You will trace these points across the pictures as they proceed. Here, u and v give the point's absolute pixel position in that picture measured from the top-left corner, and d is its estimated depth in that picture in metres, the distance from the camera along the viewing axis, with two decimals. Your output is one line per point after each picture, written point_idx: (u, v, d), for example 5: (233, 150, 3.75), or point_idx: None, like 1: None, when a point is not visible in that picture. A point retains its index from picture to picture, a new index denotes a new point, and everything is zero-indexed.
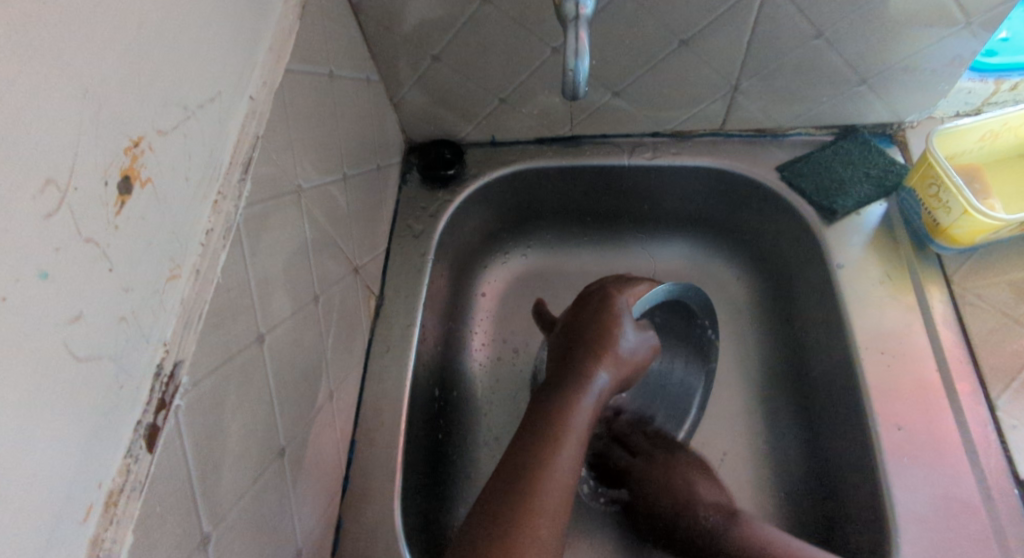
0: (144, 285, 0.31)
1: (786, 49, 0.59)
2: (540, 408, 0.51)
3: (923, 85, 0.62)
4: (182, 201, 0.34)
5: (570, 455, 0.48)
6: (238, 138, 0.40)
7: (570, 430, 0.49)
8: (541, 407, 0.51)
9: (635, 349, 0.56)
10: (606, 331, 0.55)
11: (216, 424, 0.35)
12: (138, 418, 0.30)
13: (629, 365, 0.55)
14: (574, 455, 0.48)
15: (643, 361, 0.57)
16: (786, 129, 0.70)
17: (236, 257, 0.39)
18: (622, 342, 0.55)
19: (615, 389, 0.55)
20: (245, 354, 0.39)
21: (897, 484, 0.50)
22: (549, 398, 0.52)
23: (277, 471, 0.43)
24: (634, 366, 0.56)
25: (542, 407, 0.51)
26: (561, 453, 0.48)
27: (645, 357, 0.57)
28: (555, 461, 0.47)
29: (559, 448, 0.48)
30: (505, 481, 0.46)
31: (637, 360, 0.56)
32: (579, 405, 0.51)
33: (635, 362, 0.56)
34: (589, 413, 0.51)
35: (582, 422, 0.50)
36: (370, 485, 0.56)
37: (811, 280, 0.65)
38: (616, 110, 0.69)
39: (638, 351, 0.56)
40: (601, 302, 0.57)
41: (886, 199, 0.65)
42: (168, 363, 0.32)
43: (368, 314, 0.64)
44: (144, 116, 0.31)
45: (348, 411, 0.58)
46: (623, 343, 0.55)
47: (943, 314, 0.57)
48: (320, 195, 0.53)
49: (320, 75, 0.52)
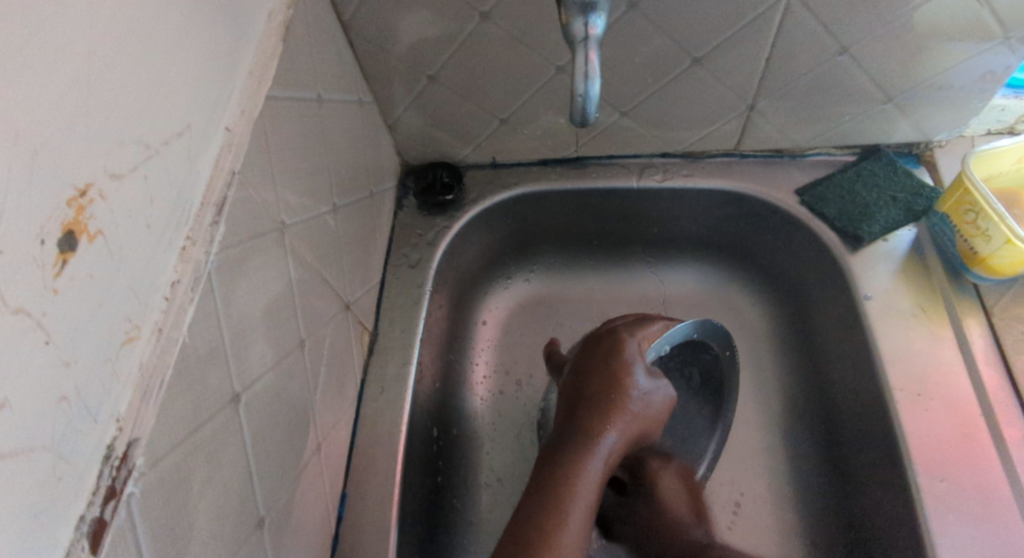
0: (93, 353, 0.27)
1: (805, 67, 0.55)
2: (546, 469, 0.48)
3: (953, 103, 0.58)
4: (141, 251, 0.30)
5: (577, 520, 0.44)
6: (211, 173, 0.36)
7: (577, 490, 0.46)
8: (546, 468, 0.48)
9: (650, 396, 0.52)
10: (612, 381, 0.51)
11: (180, 506, 0.31)
12: (81, 512, 0.26)
13: (642, 416, 0.51)
14: (584, 516, 0.45)
15: (660, 410, 0.53)
16: (805, 148, 0.65)
17: (208, 310, 0.35)
18: (633, 391, 0.51)
19: (628, 443, 0.51)
20: (217, 419, 0.35)
21: (942, 543, 0.45)
22: (555, 457, 0.48)
23: (255, 544, 0.39)
24: (648, 415, 0.52)
25: (549, 463, 0.48)
26: (569, 519, 0.44)
27: (662, 404, 0.53)
28: (560, 531, 0.43)
29: (565, 515, 0.44)
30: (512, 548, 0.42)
31: (651, 409, 0.52)
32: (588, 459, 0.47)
33: (649, 411, 0.52)
34: (600, 470, 0.47)
35: (592, 480, 0.47)
36: (362, 542, 0.51)
37: (835, 311, 0.61)
38: (624, 130, 0.65)
39: (652, 398, 0.52)
40: (608, 347, 0.54)
41: (915, 224, 0.61)
42: (121, 443, 0.28)
43: (361, 351, 0.60)
44: (94, 159, 0.27)
45: (339, 460, 0.53)
46: (634, 391, 0.51)
47: (982, 349, 0.53)
48: (307, 229, 0.49)
49: (307, 101, 0.49)
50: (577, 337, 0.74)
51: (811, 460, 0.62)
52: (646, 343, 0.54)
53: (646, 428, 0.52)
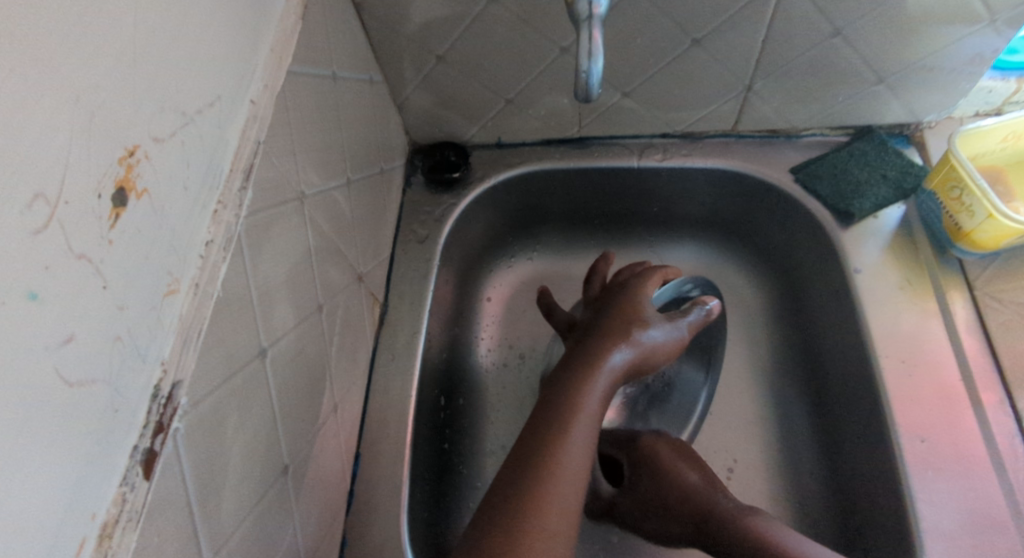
0: (141, 300, 0.29)
1: (801, 48, 0.57)
2: (553, 391, 0.50)
3: (942, 84, 0.60)
4: (180, 211, 0.33)
5: (583, 433, 0.47)
6: (239, 142, 0.39)
7: (584, 406, 0.48)
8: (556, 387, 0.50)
9: (659, 340, 0.54)
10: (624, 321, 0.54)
11: (216, 447, 0.34)
12: (134, 443, 0.28)
13: (651, 353, 0.54)
14: (587, 428, 0.48)
15: (668, 354, 0.55)
16: (800, 129, 0.68)
17: (238, 270, 0.37)
18: (646, 332, 0.54)
19: (632, 373, 0.53)
20: (247, 369, 0.37)
21: (920, 496, 0.49)
22: (564, 376, 0.51)
23: (280, 490, 0.41)
24: (657, 354, 0.54)
25: (559, 382, 0.51)
26: (574, 427, 0.47)
27: (671, 348, 0.56)
28: (565, 439, 0.46)
29: (568, 427, 0.47)
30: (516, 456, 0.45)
31: (660, 349, 0.54)
32: (595, 379, 0.50)
33: (658, 350, 0.54)
34: (605, 390, 0.50)
35: (597, 397, 0.49)
36: (375, 498, 0.54)
37: (825, 284, 0.64)
38: (626, 111, 0.67)
39: (664, 341, 0.55)
40: (627, 299, 0.57)
41: (904, 202, 0.63)
42: (166, 384, 0.30)
43: (372, 321, 0.62)
44: (141, 123, 0.30)
45: (353, 422, 0.56)
46: (648, 332, 0.54)
47: (964, 319, 0.56)
48: (323, 201, 0.51)
49: (323, 78, 0.51)
50: None
51: (801, 428, 0.65)
52: (660, 296, 0.58)
53: (651, 366, 0.55)
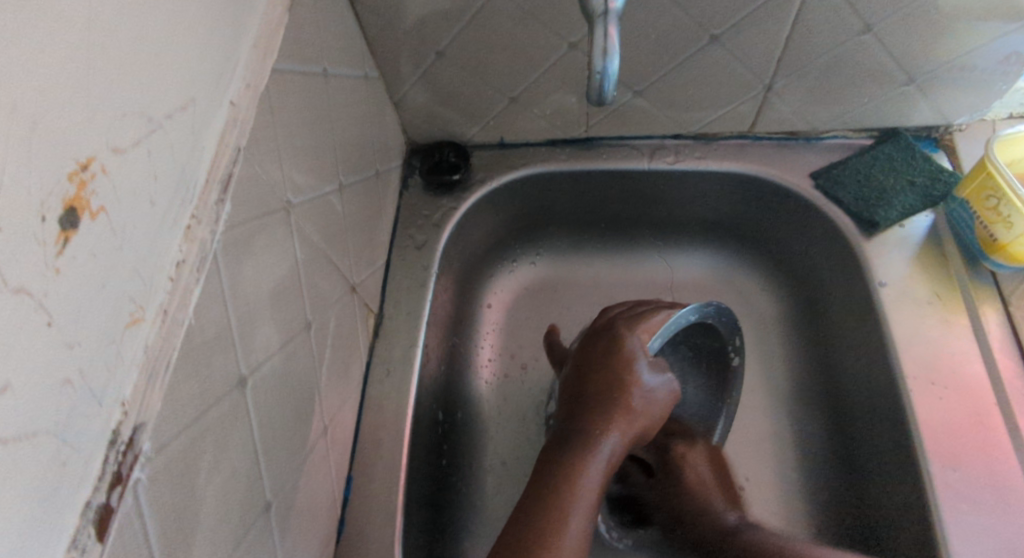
0: (97, 334, 0.26)
1: (826, 46, 0.53)
2: (547, 470, 0.48)
3: (976, 85, 0.56)
4: (144, 229, 0.29)
5: (581, 524, 0.45)
6: (216, 150, 0.35)
7: (578, 494, 0.46)
8: (549, 467, 0.48)
9: (651, 395, 0.51)
10: (618, 376, 0.51)
11: (187, 492, 0.31)
12: (86, 499, 0.25)
13: (645, 415, 0.51)
14: (585, 517, 0.46)
15: (663, 404, 0.52)
16: (821, 131, 0.64)
17: (213, 291, 0.34)
18: (635, 388, 0.50)
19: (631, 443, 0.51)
20: (224, 402, 0.34)
21: (953, 532, 0.45)
22: (556, 457, 0.49)
23: (262, 528, 0.38)
24: (656, 411, 0.52)
25: (551, 460, 0.49)
26: (569, 522, 0.45)
27: (666, 400, 0.53)
28: (563, 532, 0.44)
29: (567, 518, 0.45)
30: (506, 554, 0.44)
31: (655, 406, 0.51)
32: (587, 465, 0.47)
33: (652, 411, 0.51)
34: (602, 473, 0.48)
35: (592, 481, 0.47)
36: (367, 525, 0.51)
37: (847, 297, 0.60)
38: (637, 110, 0.63)
39: (656, 395, 0.51)
40: (607, 344, 0.53)
41: (932, 210, 0.59)
42: (126, 428, 0.27)
43: (367, 333, 0.59)
44: (95, 132, 0.26)
45: (345, 443, 0.53)
46: (637, 389, 0.50)
47: (998, 337, 0.52)
48: (313, 209, 0.48)
49: (312, 75, 0.47)
50: (582, 321, 0.74)
51: (819, 448, 0.62)
52: (647, 335, 0.52)
53: (651, 423, 0.52)
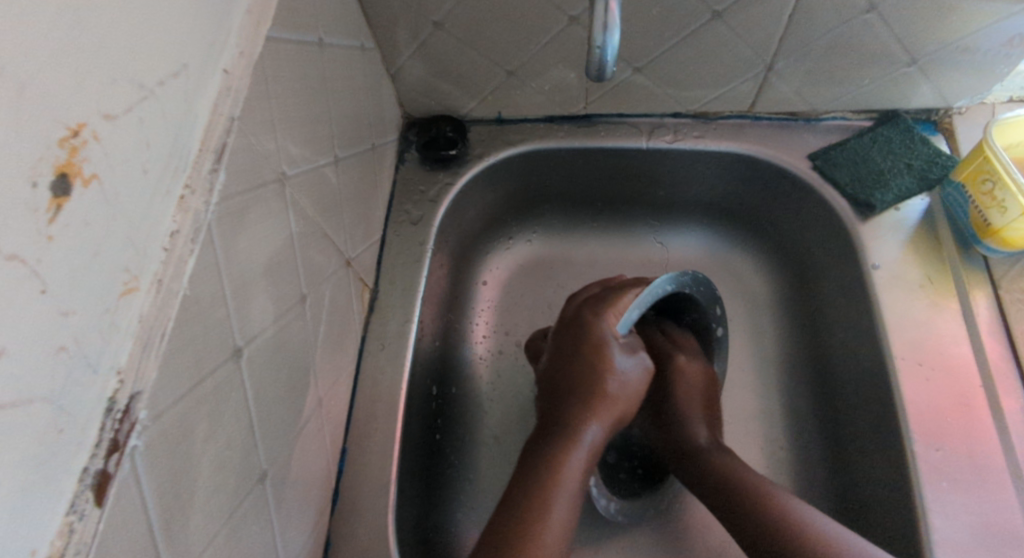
0: (91, 304, 0.26)
1: (829, 25, 0.53)
2: (530, 461, 0.49)
3: (976, 68, 0.56)
4: (137, 199, 0.29)
5: (564, 512, 0.47)
6: (209, 119, 0.35)
7: (561, 484, 0.47)
8: (532, 457, 0.49)
9: (626, 379, 0.52)
10: (596, 360, 0.51)
11: (183, 461, 0.31)
12: (84, 464, 0.25)
13: (623, 398, 0.52)
14: (568, 506, 0.47)
15: (639, 386, 0.53)
16: (821, 112, 0.64)
17: (208, 262, 0.33)
18: (610, 375, 0.51)
19: (613, 427, 0.53)
20: (219, 373, 0.34)
21: (933, 508, 0.46)
22: (538, 450, 0.50)
23: (258, 498, 0.38)
24: (632, 387, 0.53)
25: (534, 452, 0.50)
26: (552, 511, 0.46)
27: (642, 380, 0.53)
28: (548, 521, 0.45)
29: (550, 507, 0.46)
30: (491, 537, 0.45)
31: (631, 388, 0.52)
32: (569, 456, 0.49)
33: (630, 392, 0.52)
34: (584, 462, 0.49)
35: (575, 472, 0.48)
36: (361, 496, 0.52)
37: (840, 280, 0.61)
38: (637, 87, 0.62)
39: (631, 378, 0.52)
40: (576, 332, 0.53)
41: (928, 193, 0.59)
42: (123, 396, 0.27)
43: (361, 308, 0.59)
44: (85, 98, 0.25)
45: (340, 416, 0.53)
46: (612, 376, 0.51)
47: (987, 320, 0.53)
48: (308, 181, 0.47)
49: (308, 44, 0.46)
50: None
51: (807, 426, 0.63)
52: (617, 318, 0.53)
53: (629, 407, 0.53)
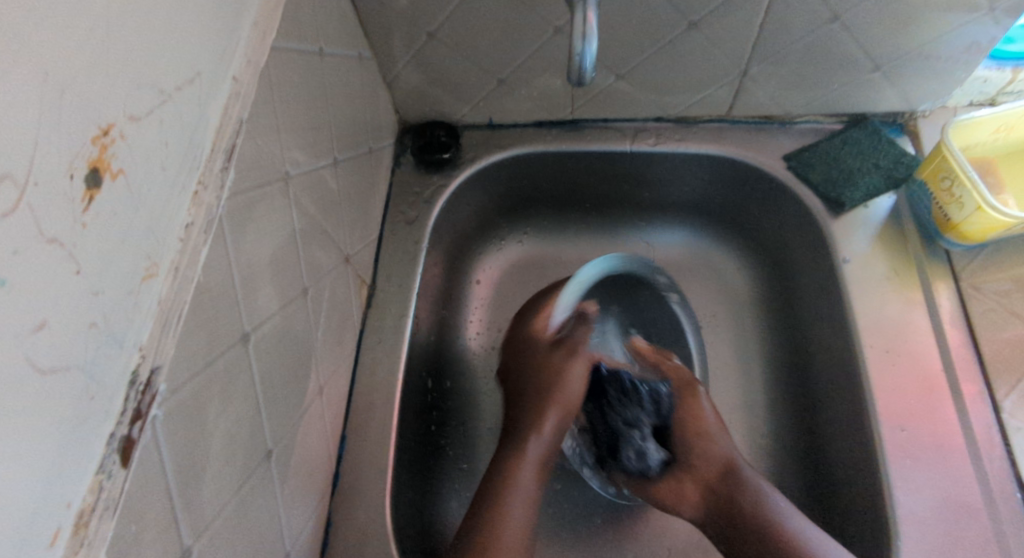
0: (118, 285, 0.28)
1: (798, 34, 0.56)
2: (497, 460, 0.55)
3: (936, 73, 0.60)
4: (157, 192, 0.32)
5: (522, 501, 0.51)
6: (220, 121, 0.38)
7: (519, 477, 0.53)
8: (499, 457, 0.55)
9: (573, 376, 0.58)
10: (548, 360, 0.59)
11: (197, 433, 0.34)
12: (111, 430, 0.28)
13: (573, 397, 0.57)
14: (527, 497, 0.52)
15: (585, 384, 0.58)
16: (794, 116, 0.67)
17: (219, 253, 0.36)
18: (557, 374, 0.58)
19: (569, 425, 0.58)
20: (229, 355, 0.37)
21: (897, 484, 0.49)
22: (503, 450, 0.56)
23: (263, 475, 0.41)
24: (591, 376, 0.60)
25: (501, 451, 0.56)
26: (511, 502, 0.51)
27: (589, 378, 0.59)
28: (508, 508, 0.51)
29: (507, 498, 0.51)
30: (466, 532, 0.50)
31: (579, 387, 0.58)
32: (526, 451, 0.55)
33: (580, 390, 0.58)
34: (540, 454, 0.55)
35: (532, 464, 0.54)
36: (360, 481, 0.54)
37: (814, 274, 0.64)
38: (620, 93, 0.66)
39: (576, 375, 0.58)
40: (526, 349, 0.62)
41: (895, 191, 0.63)
42: (144, 370, 0.30)
43: (359, 304, 0.62)
44: (114, 101, 0.28)
45: (339, 405, 0.56)
46: (561, 377, 0.58)
47: (949, 309, 0.56)
48: (309, 182, 0.50)
49: (309, 53, 0.49)
50: None
51: (785, 415, 0.66)
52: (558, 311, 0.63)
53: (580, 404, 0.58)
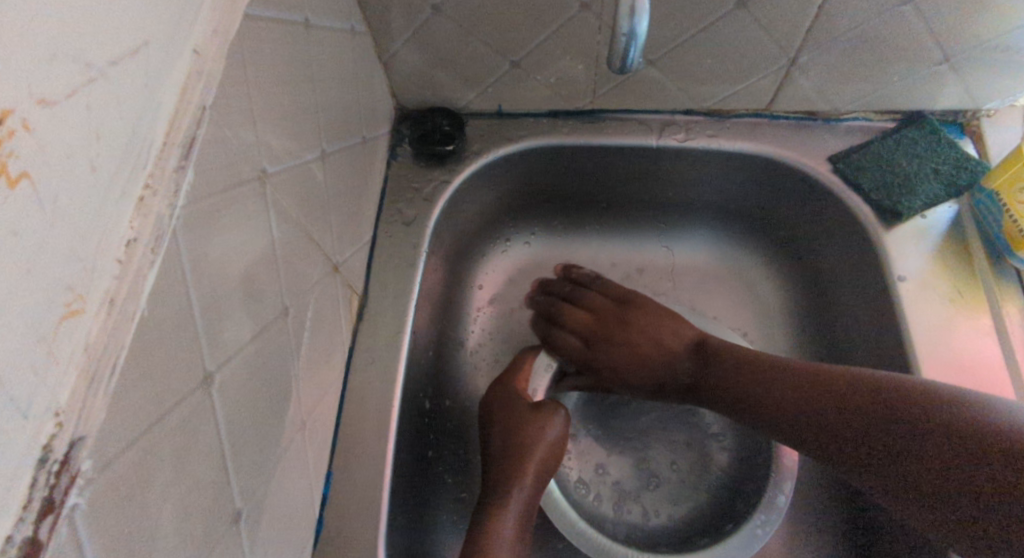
0: (19, 334, 0.21)
1: (860, 18, 0.49)
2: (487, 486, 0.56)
3: (1011, 68, 0.53)
4: (82, 202, 0.24)
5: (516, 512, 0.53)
6: (177, 107, 0.29)
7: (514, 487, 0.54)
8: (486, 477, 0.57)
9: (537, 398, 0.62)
10: (515, 469, 0.55)
11: (143, 510, 0.26)
12: (7, 532, 0.20)
13: (548, 413, 0.58)
14: (524, 500, 0.54)
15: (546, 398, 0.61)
16: (841, 112, 0.60)
17: (171, 278, 0.29)
18: (535, 415, 0.58)
19: (560, 433, 0.58)
20: (186, 404, 0.29)
21: None
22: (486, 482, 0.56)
23: (230, 540, 0.34)
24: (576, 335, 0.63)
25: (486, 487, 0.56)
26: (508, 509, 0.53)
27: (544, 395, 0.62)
28: (503, 515, 0.52)
29: (505, 508, 0.53)
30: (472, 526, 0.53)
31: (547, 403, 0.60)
32: (514, 487, 0.54)
33: (551, 411, 0.59)
34: (533, 475, 0.55)
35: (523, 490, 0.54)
36: (349, 525, 0.47)
37: (861, 291, 0.57)
38: (649, 82, 0.58)
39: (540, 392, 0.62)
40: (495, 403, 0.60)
41: (956, 201, 0.56)
42: (61, 443, 0.22)
43: (350, 316, 0.54)
44: (16, 77, 0.20)
45: (325, 438, 0.49)
46: (533, 420, 0.57)
47: (1020, 337, 0.50)
48: (292, 179, 0.42)
49: (291, 24, 0.41)
50: None
51: None
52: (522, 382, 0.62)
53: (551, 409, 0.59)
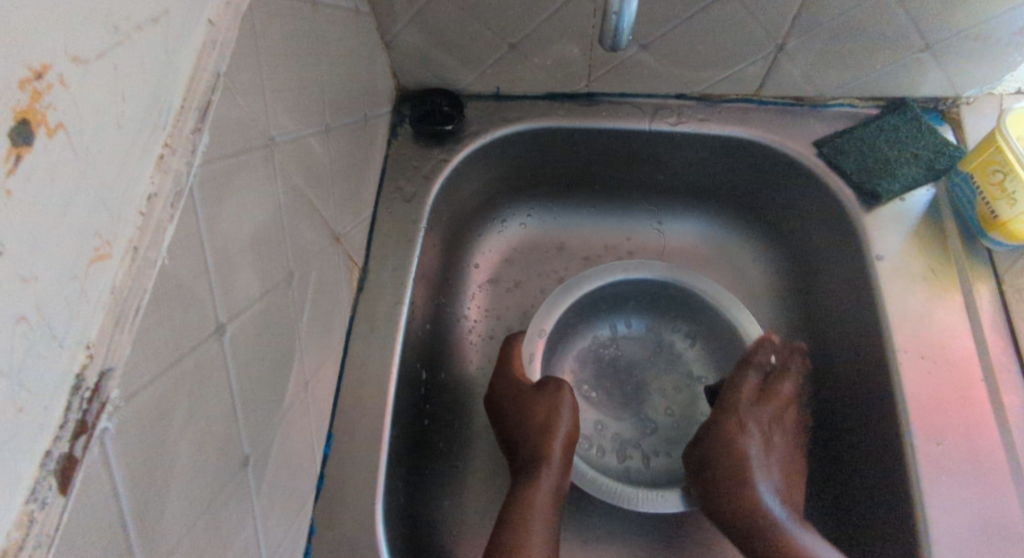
0: (57, 270, 0.23)
1: (844, 5, 0.51)
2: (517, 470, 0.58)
3: (988, 57, 0.55)
4: (110, 156, 0.26)
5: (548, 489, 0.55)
6: (193, 74, 0.31)
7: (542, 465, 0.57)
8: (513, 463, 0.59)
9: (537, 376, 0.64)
10: (541, 450, 0.57)
11: (161, 444, 0.29)
12: (47, 447, 0.22)
13: (553, 389, 0.61)
14: (557, 475, 0.57)
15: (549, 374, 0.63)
16: (827, 98, 0.62)
17: (188, 232, 0.31)
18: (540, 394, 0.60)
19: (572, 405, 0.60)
20: (200, 351, 0.32)
21: (931, 502, 0.46)
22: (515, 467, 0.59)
23: (239, 484, 0.36)
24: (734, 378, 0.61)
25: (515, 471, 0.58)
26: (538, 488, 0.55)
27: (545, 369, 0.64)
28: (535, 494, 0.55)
29: (536, 490, 0.55)
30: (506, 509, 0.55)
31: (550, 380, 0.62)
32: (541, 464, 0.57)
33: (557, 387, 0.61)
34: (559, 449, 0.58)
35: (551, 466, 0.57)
36: (348, 483, 0.50)
37: (842, 271, 0.60)
38: (642, 66, 0.60)
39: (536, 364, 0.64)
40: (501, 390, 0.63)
41: (934, 184, 0.58)
42: (92, 373, 0.24)
43: (350, 287, 0.56)
44: (55, 35, 0.22)
45: (325, 401, 0.51)
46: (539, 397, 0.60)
47: (990, 314, 0.52)
48: (297, 150, 0.44)
49: (298, 1, 0.43)
50: None
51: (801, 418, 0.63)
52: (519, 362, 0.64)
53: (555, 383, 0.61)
